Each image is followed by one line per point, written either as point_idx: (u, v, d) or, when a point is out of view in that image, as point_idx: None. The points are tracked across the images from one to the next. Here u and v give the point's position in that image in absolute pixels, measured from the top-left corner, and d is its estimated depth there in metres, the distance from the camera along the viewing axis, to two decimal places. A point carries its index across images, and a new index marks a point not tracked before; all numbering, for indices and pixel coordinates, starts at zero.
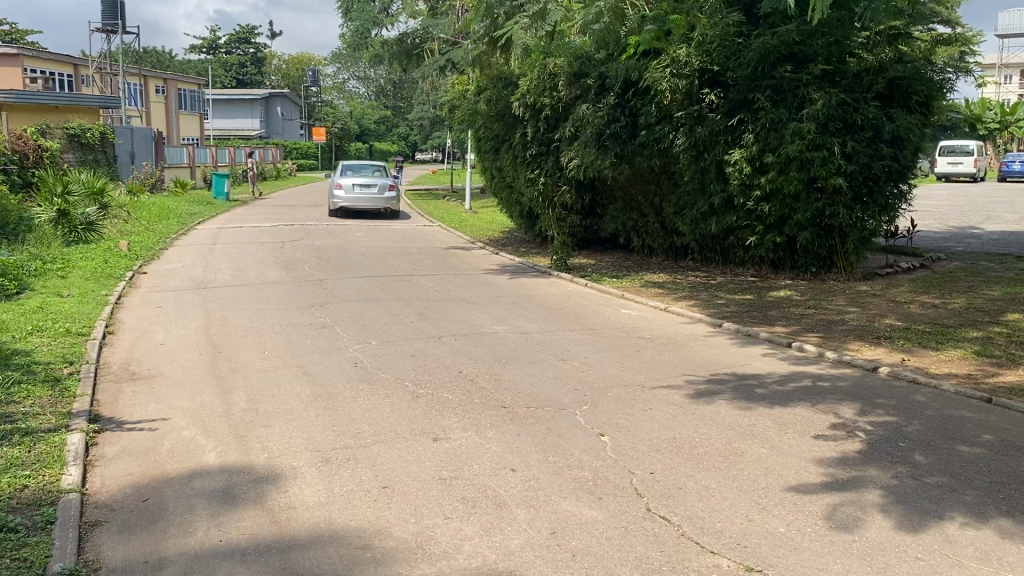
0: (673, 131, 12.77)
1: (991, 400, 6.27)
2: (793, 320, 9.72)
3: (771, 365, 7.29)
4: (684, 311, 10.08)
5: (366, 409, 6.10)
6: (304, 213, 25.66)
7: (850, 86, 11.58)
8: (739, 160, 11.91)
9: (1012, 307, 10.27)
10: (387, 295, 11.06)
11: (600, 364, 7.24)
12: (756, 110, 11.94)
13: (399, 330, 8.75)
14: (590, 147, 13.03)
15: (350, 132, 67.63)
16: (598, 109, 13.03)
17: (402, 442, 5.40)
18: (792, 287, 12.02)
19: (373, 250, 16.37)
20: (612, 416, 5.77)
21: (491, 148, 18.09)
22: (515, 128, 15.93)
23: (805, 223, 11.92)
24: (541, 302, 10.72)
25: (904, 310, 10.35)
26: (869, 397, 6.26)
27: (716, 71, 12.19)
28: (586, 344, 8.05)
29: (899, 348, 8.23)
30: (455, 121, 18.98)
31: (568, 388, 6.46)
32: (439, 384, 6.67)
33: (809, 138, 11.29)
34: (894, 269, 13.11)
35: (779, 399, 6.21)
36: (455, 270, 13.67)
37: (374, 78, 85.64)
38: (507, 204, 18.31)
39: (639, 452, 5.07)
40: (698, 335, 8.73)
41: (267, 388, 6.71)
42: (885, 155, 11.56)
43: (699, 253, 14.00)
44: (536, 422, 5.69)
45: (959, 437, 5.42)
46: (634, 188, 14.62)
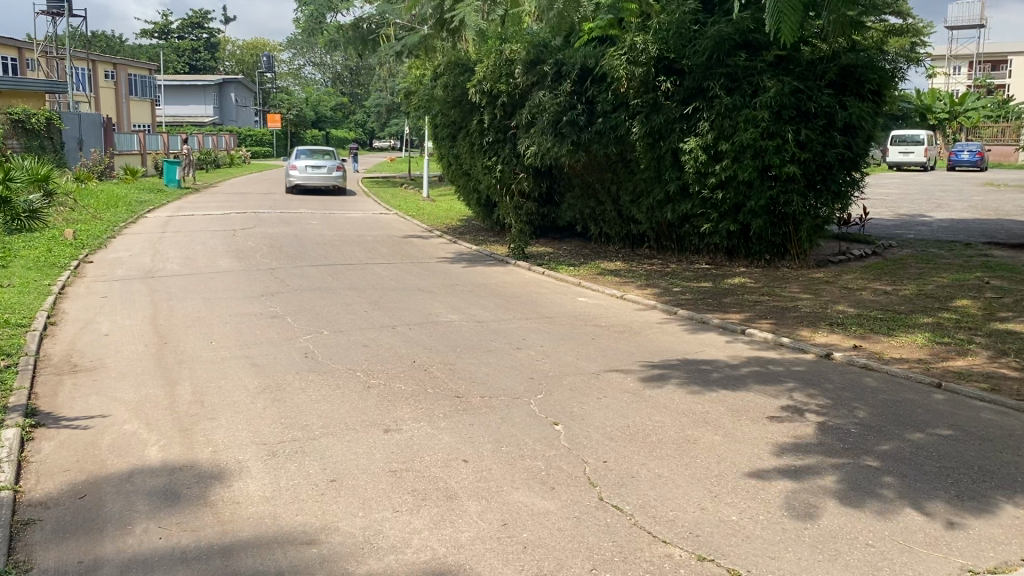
0: (629, 119, 12.75)
1: (940, 385, 6.37)
2: (747, 306, 9.77)
3: (726, 351, 7.30)
4: (639, 298, 10.07)
5: (315, 400, 5.97)
6: (258, 201, 25.25)
7: (803, 74, 11.63)
8: (694, 148, 11.93)
9: (961, 293, 10.44)
10: (340, 283, 10.88)
11: (555, 352, 7.18)
12: (711, 97, 11.96)
13: (352, 319, 8.61)
14: (546, 134, 12.94)
15: (306, 119, 66.77)
16: (554, 96, 12.95)
17: (352, 434, 5.29)
18: (747, 274, 12.09)
19: (327, 238, 16.14)
20: (566, 405, 5.71)
21: (448, 135, 17.94)
22: (471, 115, 15.78)
23: (759, 210, 11.99)
24: (497, 290, 10.64)
25: (857, 297, 10.47)
26: (822, 383, 6.29)
27: (671, 58, 12.16)
28: (541, 332, 8.00)
29: (852, 334, 8.30)
30: (411, 107, 18.79)
31: (522, 377, 6.40)
32: (391, 374, 6.56)
33: (764, 125, 11.36)
34: (846, 256, 13.26)
35: (733, 384, 6.21)
36: (411, 259, 13.52)
37: (330, 64, 84.54)
38: (464, 192, 18.19)
39: (592, 441, 5.01)
40: (653, 322, 8.73)
41: (214, 380, 6.54)
42: (837, 143, 11.66)
43: (656, 241, 14.03)
44: (489, 411, 5.61)
45: (910, 422, 5.46)
46: (591, 176, 14.59)
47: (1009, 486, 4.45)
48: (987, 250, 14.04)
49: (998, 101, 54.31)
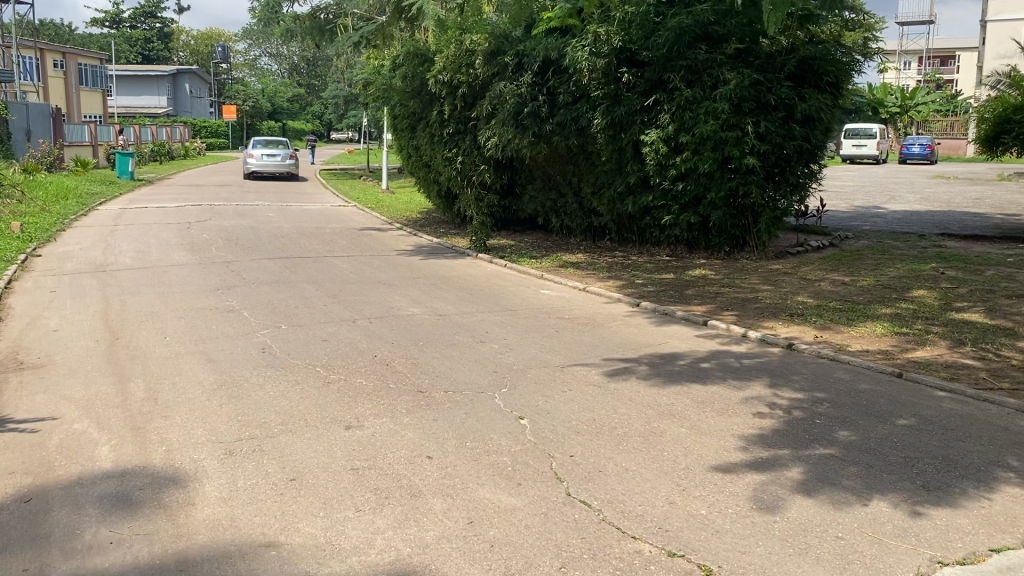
0: (590, 110, 12.68)
1: (901, 374, 6.44)
2: (709, 298, 9.78)
3: (689, 344, 7.28)
4: (602, 290, 10.02)
5: (274, 397, 5.81)
6: (212, 193, 24.77)
7: (762, 66, 11.70)
8: (655, 140, 11.91)
9: (917, 284, 10.58)
10: (298, 276, 10.68)
11: (519, 345, 7.09)
12: (672, 89, 11.96)
13: (311, 313, 8.43)
14: (507, 126, 12.83)
15: (262, 111, 65.82)
16: (515, 87, 12.85)
17: (312, 431, 5.15)
18: (707, 266, 12.12)
19: (285, 230, 15.86)
20: (531, 399, 5.62)
21: (407, 127, 17.73)
22: (431, 106, 15.60)
23: (718, 202, 12.02)
24: (459, 283, 10.52)
25: (816, 288, 10.55)
26: (786, 374, 6.29)
27: (633, 50, 12.12)
28: (504, 325, 7.91)
29: (813, 325, 8.35)
30: (370, 97, 18.56)
31: (486, 371, 6.29)
32: (352, 369, 6.41)
33: (724, 117, 11.38)
34: (805, 247, 13.39)
35: (699, 376, 6.18)
36: (371, 252, 13.34)
37: (286, 55, 83.47)
38: (425, 184, 18.03)
39: (559, 435, 4.93)
40: (616, 314, 8.69)
41: (168, 376, 6.34)
42: (796, 136, 11.74)
43: (617, 233, 14.03)
44: (453, 406, 5.50)
45: (873, 412, 5.49)
46: (552, 168, 14.51)
47: (972, 475, 4.47)
48: (941, 241, 14.27)
49: (947, 95, 55.43)
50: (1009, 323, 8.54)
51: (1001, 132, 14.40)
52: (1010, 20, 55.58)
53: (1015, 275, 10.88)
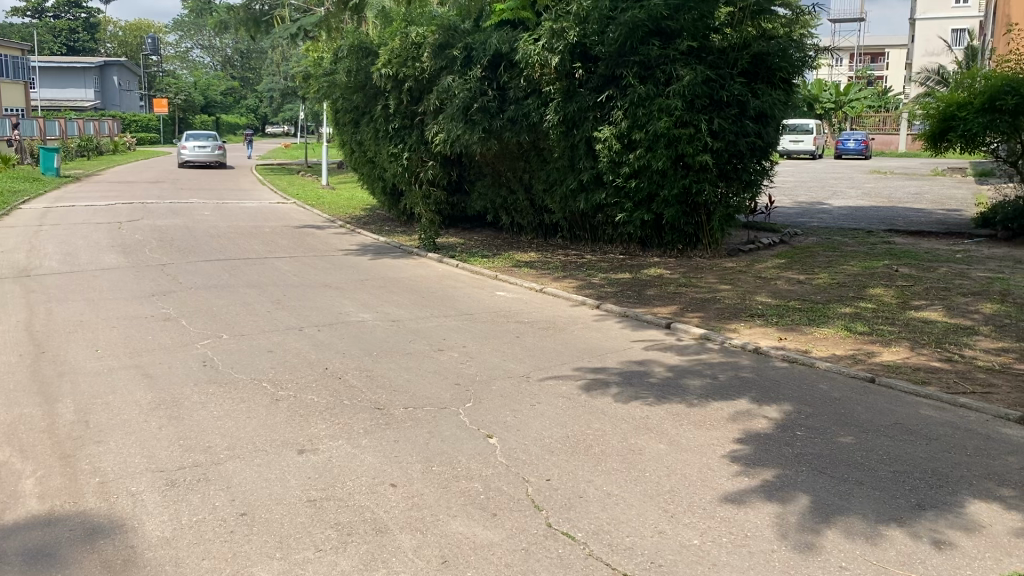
0: (541, 106, 12.36)
1: (874, 379, 6.33)
2: (669, 299, 9.58)
3: (656, 351, 7.05)
4: (559, 292, 9.74)
5: (218, 417, 5.36)
6: (144, 189, 23.81)
7: (715, 62, 11.51)
8: (608, 137, 11.65)
9: (872, 281, 10.55)
10: (239, 280, 10.13)
11: (480, 353, 6.76)
12: (625, 86, 11.72)
13: (254, 321, 7.94)
14: (456, 121, 12.43)
15: (195, 104, 64.02)
16: (464, 81, 12.46)
17: (262, 456, 4.72)
18: (661, 265, 11.93)
19: (223, 230, 15.20)
20: (499, 415, 5.28)
21: (350, 121, 17.20)
22: (376, 101, 15.10)
23: (672, 200, 11.81)
24: (410, 285, 10.12)
25: (774, 286, 10.44)
26: (760, 386, 6.09)
27: (586, 44, 11.82)
28: (462, 332, 7.55)
29: (776, 328, 8.21)
30: (310, 90, 17.97)
31: (448, 384, 5.93)
32: (302, 385, 5.97)
33: (677, 114, 11.16)
34: (756, 244, 13.33)
35: (672, 388, 5.93)
36: (314, 252, 12.82)
37: (219, 47, 81.45)
38: (369, 181, 17.52)
39: (532, 455, 4.60)
40: (576, 318, 8.42)
41: (100, 395, 5.82)
42: (750, 133, 11.58)
43: (569, 231, 13.77)
44: (415, 425, 5.13)
45: (853, 422, 5.32)
46: (502, 165, 14.18)
47: (964, 489, 4.29)
48: (888, 237, 14.36)
49: (878, 92, 56.77)
50: (968, 321, 8.52)
51: (947, 129, 14.53)
52: (937, 18, 57.14)
53: (965, 271, 10.94)
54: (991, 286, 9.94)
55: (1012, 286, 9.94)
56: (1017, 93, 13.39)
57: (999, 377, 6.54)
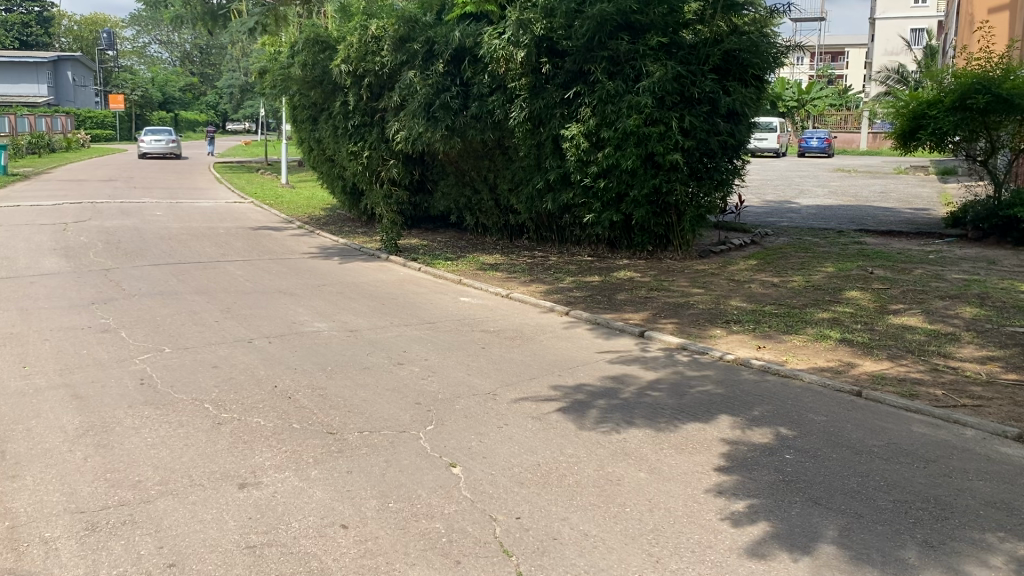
0: (506, 102, 11.91)
1: (861, 394, 6.02)
2: (641, 304, 9.20)
3: (630, 366, 6.66)
4: (527, 297, 9.32)
5: (152, 445, 4.84)
6: (93, 188, 22.94)
7: (685, 58, 11.10)
8: (576, 135, 11.26)
9: (848, 284, 10.27)
10: (187, 287, 9.53)
11: (443, 367, 6.30)
12: (593, 82, 11.32)
13: (201, 332, 7.40)
14: (418, 118, 11.94)
15: (152, 101, 62.57)
16: (426, 77, 11.98)
17: (198, 492, 4.22)
18: (631, 267, 11.55)
19: (174, 231, 14.52)
20: (464, 439, 4.83)
21: (308, 118, 16.61)
22: (335, 97, 14.55)
23: (641, 200, 11.43)
24: (371, 290, 9.62)
25: (748, 290, 10.11)
26: (743, 404, 5.72)
27: (553, 39, 11.39)
28: (424, 342, 7.10)
29: (754, 336, 7.87)
30: (267, 86, 17.33)
31: (408, 403, 5.46)
32: (248, 406, 5.46)
33: (647, 112, 10.76)
34: (728, 244, 13.03)
35: (649, 408, 5.54)
36: (269, 254, 12.24)
37: (178, 43, 79.84)
38: (328, 180, 16.96)
39: (500, 489, 4.16)
40: (545, 327, 8.00)
41: (21, 419, 5.25)
42: (721, 131, 11.22)
43: (535, 232, 13.35)
44: (371, 452, 4.66)
45: (845, 442, 4.95)
46: (466, 164, 13.69)
47: (972, 521, 3.94)
48: (860, 237, 14.14)
49: (839, 91, 57.21)
50: (949, 327, 8.25)
51: (916, 128, 14.32)
52: (896, 18, 57.70)
53: (941, 273, 10.71)
54: (968, 289, 9.70)
55: (989, 288, 9.72)
56: (988, 91, 13.17)
57: (987, 389, 6.24)
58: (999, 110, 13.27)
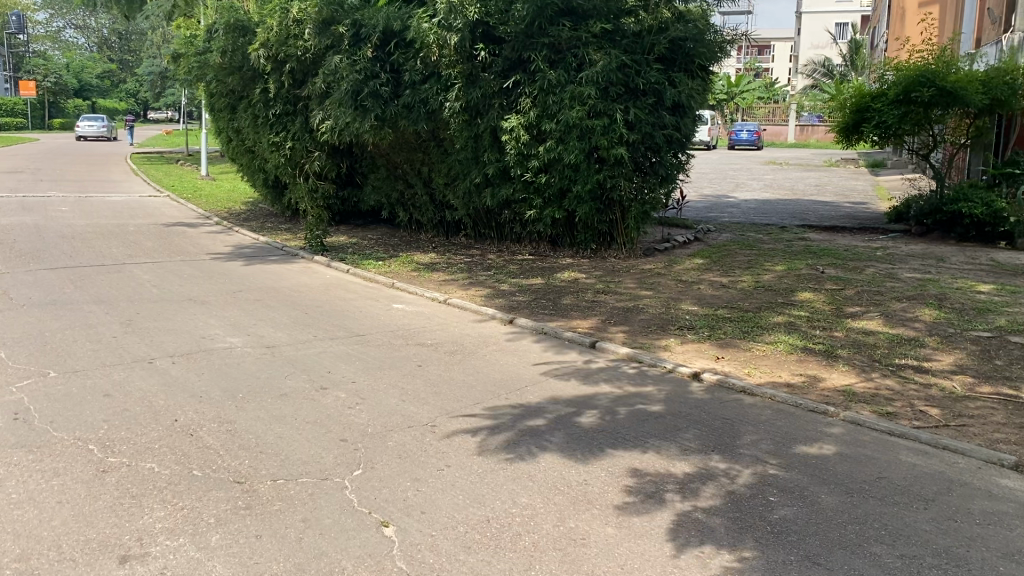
0: (441, 91, 11.13)
1: (838, 414, 5.47)
2: (588, 309, 8.59)
3: (582, 383, 6.02)
4: (465, 303, 8.60)
5: (16, 505, 3.95)
6: None
7: (629, 47, 10.44)
8: (515, 127, 10.56)
9: (800, 284, 9.83)
10: (85, 295, 8.49)
11: (374, 391, 5.55)
12: (533, 70, 10.61)
13: (94, 351, 6.46)
14: (344, 107, 11.09)
15: (65, 88, 59.60)
16: (353, 62, 11.11)
17: (67, 571, 3.38)
18: (574, 267, 10.91)
19: (79, 229, 13.33)
20: (398, 488, 4.10)
21: (226, 107, 15.53)
22: (254, 84, 13.56)
23: (585, 197, 10.79)
24: (293, 296, 8.75)
25: (697, 291, 9.58)
26: (711, 429, 5.11)
27: (490, 24, 10.65)
28: (352, 359, 6.33)
29: (710, 345, 7.32)
30: (181, 72, 16.18)
31: (332, 439, 4.70)
32: (140, 447, 4.61)
33: (590, 103, 10.09)
34: (671, 242, 12.51)
35: (609, 438, 4.89)
36: (182, 255, 11.23)
37: (95, 28, 76.49)
38: (249, 172, 15.93)
39: (443, 556, 3.45)
40: (486, 337, 7.31)
41: None
42: (667, 124, 10.61)
43: (473, 228, 12.63)
44: (286, 509, 3.89)
45: (833, 478, 4.37)
46: (397, 156, 12.90)
47: None
48: (803, 233, 13.82)
49: (766, 84, 57.94)
50: (911, 331, 7.84)
51: (860, 122, 14.06)
52: (821, 11, 58.54)
53: (893, 273, 10.35)
54: (923, 289, 9.35)
55: (944, 289, 9.37)
56: (933, 84, 12.89)
57: (966, 406, 5.78)
58: (943, 103, 13.01)
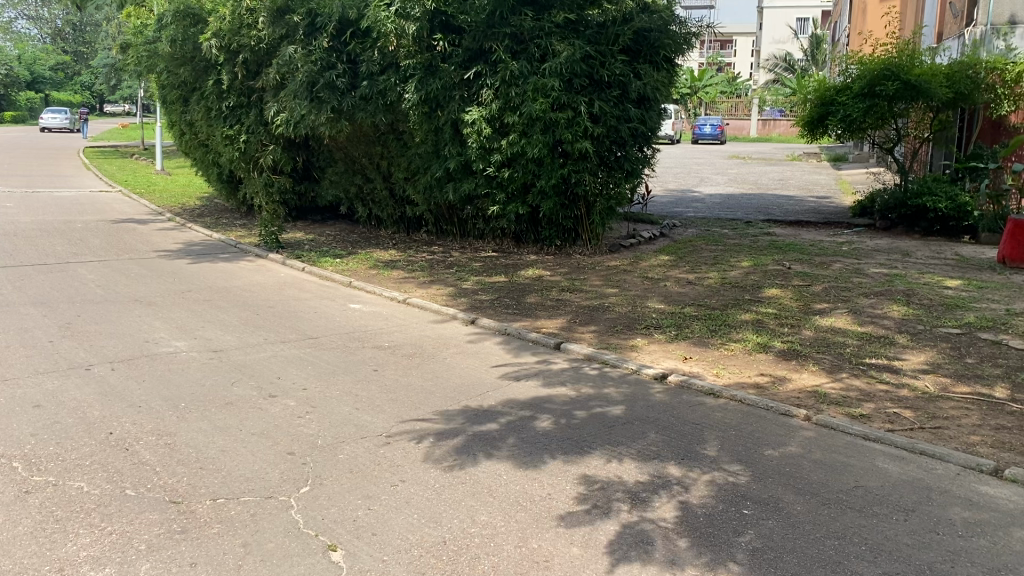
0: (400, 82, 10.82)
1: (810, 417, 5.26)
2: (552, 307, 8.34)
3: (545, 386, 5.76)
4: (425, 302, 8.30)
5: None
6: None
7: (593, 38, 10.19)
8: (477, 120, 10.22)
9: (767, 280, 9.68)
10: (23, 296, 8.04)
11: (325, 399, 5.24)
12: (495, 61, 10.31)
13: (27, 357, 6.06)
14: (300, 99, 10.82)
15: (17, 80, 58.07)
16: (308, 52, 10.75)
17: None
18: (537, 263, 10.66)
19: (24, 226, 12.79)
20: (348, 506, 3.80)
21: (178, 100, 15.04)
22: (207, 76, 13.13)
23: (548, 191, 10.53)
24: (244, 297, 8.39)
25: (663, 288, 9.37)
26: (680, 433, 4.88)
27: (449, 13, 10.35)
28: (303, 363, 6.02)
29: (677, 345, 7.10)
30: (131, 63, 15.65)
31: (279, 453, 4.39)
32: (69, 464, 4.26)
33: (554, 95, 9.83)
34: (637, 238, 12.30)
35: (573, 444, 4.63)
36: (130, 253, 10.78)
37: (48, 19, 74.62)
38: (203, 167, 15.46)
39: None
40: (446, 338, 7.02)
41: None
42: (632, 117, 10.38)
43: (435, 224, 12.33)
44: (226, 532, 3.58)
45: (808, 488, 4.15)
46: (356, 150, 12.56)
47: None
48: (769, 228, 13.70)
49: (729, 79, 58.21)
50: (880, 329, 7.70)
51: (825, 116, 13.98)
52: (782, 7, 58.88)
53: (860, 268, 10.23)
54: (891, 284, 9.24)
55: (912, 284, 9.27)
56: (897, 78, 12.83)
57: (939, 407, 5.61)
58: (906, 97, 12.94)
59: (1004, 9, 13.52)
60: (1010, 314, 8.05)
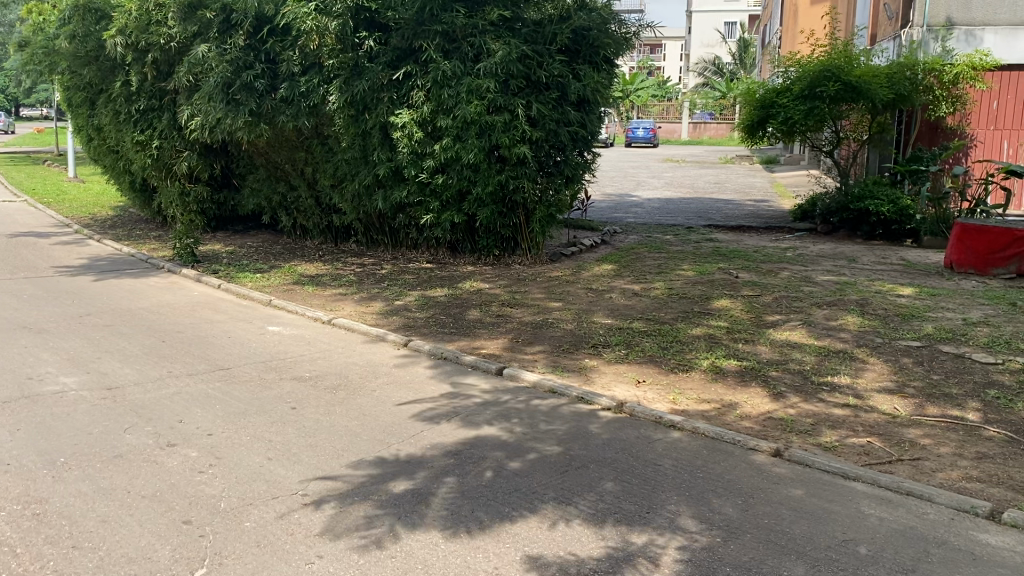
0: (324, 83, 10.08)
1: (782, 452, 4.74)
2: (490, 325, 7.73)
3: (486, 423, 5.14)
4: (352, 323, 7.60)
5: None
6: None
7: (530, 36, 9.59)
8: (408, 124, 9.56)
9: (715, 291, 9.23)
10: None
11: (234, 447, 4.52)
12: (425, 61, 9.65)
13: None
14: (215, 101, 10.02)
15: None
16: (222, 52, 9.94)
17: None
18: (474, 275, 10.04)
19: None
20: None
21: (83, 103, 14.01)
22: (114, 77, 12.18)
23: (485, 199, 9.91)
24: (149, 319, 7.58)
25: (608, 300, 8.85)
26: (641, 480, 4.31)
27: (374, 9, 9.64)
28: (211, 402, 5.28)
29: (628, 366, 6.55)
30: (33, 63, 14.55)
31: (172, 523, 3.66)
32: None
33: (488, 97, 9.23)
34: (579, 246, 11.79)
35: (521, 500, 4.02)
36: (26, 270, 9.81)
37: None
38: (113, 174, 14.43)
39: None
40: (375, 365, 6.35)
41: None
42: (572, 121, 9.81)
43: (364, 234, 11.60)
44: None
45: (792, 545, 3.62)
46: (279, 156, 11.76)
47: None
48: (710, 234, 13.36)
49: (660, 82, 58.51)
50: (838, 342, 7.30)
51: (765, 118, 13.70)
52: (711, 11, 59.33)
53: (808, 276, 9.88)
54: (843, 294, 8.88)
55: (864, 293, 8.93)
56: (837, 78, 12.56)
57: (913, 434, 5.17)
58: (847, 98, 12.69)
59: (939, 11, 13.21)
60: (967, 324, 7.75)
